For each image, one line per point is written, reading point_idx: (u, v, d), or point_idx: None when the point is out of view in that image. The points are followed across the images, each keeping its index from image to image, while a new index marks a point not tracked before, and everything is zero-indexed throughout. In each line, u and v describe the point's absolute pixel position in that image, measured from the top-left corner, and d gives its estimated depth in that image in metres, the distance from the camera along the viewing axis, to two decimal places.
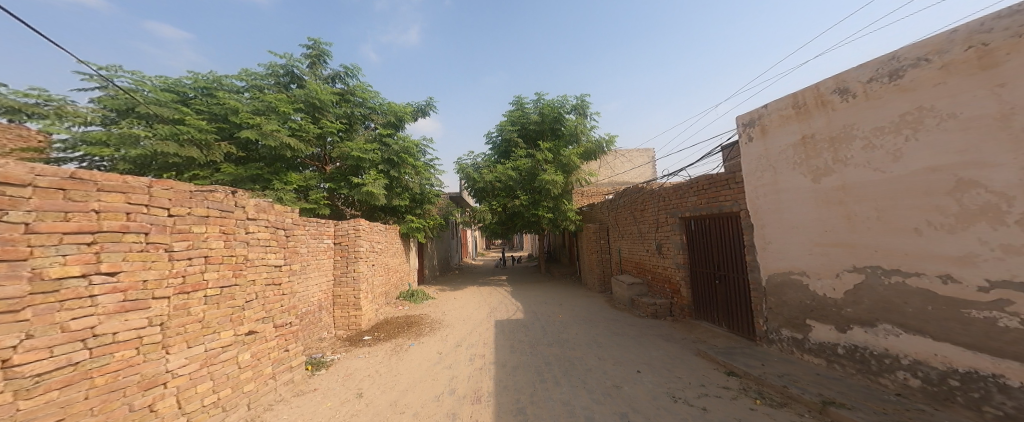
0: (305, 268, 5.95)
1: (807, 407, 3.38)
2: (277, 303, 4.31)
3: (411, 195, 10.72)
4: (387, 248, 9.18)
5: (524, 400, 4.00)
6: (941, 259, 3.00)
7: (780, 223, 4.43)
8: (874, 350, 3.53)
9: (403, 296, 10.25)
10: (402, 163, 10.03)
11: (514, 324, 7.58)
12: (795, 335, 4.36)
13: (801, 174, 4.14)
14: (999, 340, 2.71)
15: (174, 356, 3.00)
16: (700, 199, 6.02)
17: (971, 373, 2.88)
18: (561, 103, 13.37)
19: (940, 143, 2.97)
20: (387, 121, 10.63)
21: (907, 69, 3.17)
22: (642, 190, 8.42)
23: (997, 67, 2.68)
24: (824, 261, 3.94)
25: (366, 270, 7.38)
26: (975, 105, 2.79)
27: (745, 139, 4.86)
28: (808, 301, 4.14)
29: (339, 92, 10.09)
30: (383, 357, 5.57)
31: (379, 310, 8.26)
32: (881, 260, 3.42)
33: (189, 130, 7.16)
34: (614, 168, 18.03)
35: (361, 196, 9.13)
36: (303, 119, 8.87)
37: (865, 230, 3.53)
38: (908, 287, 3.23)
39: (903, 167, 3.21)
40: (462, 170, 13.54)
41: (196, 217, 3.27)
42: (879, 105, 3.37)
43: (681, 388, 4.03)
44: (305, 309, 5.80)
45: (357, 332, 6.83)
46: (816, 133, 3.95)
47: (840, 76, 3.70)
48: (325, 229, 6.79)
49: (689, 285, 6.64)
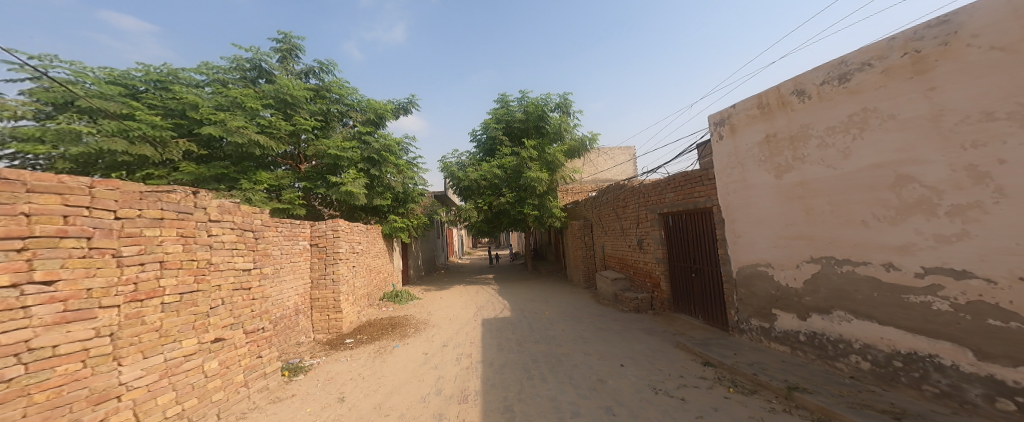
0: (279, 271, 5.78)
1: (775, 393, 3.55)
2: (248, 308, 4.18)
3: (393, 194, 10.65)
4: (368, 249, 9.00)
5: (511, 397, 4.03)
6: (885, 249, 3.21)
7: (748, 217, 4.63)
8: (830, 336, 3.75)
9: (387, 297, 10.11)
10: (384, 162, 9.91)
11: (501, 322, 7.60)
12: (762, 324, 4.57)
13: (765, 171, 4.33)
14: (934, 322, 2.94)
15: (128, 368, 2.85)
16: (677, 196, 6.21)
17: (911, 354, 3.11)
18: (544, 101, 13.49)
19: (882, 142, 3.18)
20: (366, 119, 10.49)
21: (854, 73, 3.36)
22: (622, 188, 8.60)
23: (929, 72, 2.87)
24: (786, 252, 4.14)
25: (346, 271, 7.21)
26: (909, 107, 3.00)
27: (717, 138, 5.04)
28: (774, 292, 4.35)
29: (314, 88, 9.81)
30: (366, 360, 5.50)
31: (362, 312, 8.13)
32: (835, 251, 3.64)
33: (139, 126, 6.72)
34: (597, 166, 18.34)
35: (340, 196, 8.95)
36: (273, 116, 8.52)
37: (821, 223, 3.74)
38: (858, 275, 3.45)
39: (854, 164, 3.40)
40: (446, 168, 13.52)
41: (148, 219, 3.10)
42: (832, 106, 3.57)
43: (662, 380, 4.15)
44: (280, 314, 5.64)
45: (339, 335, 6.68)
46: (778, 132, 4.14)
47: (798, 78, 3.89)
48: (300, 230, 6.59)
49: (668, 279, 6.85)
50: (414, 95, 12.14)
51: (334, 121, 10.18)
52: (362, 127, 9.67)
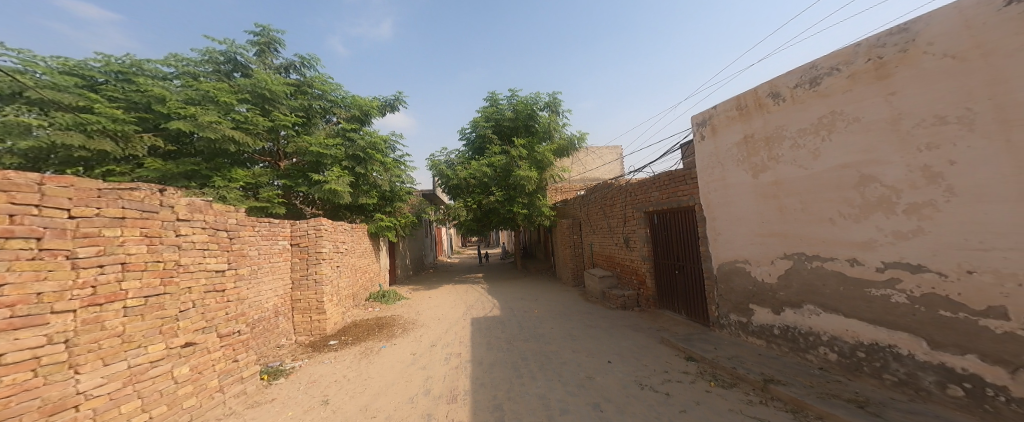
0: (257, 272, 5.61)
1: (752, 386, 3.68)
2: (222, 310, 4.06)
3: (380, 193, 10.51)
4: (353, 249, 8.85)
5: (500, 396, 4.03)
6: (850, 245, 3.36)
7: (728, 216, 4.77)
8: (801, 329, 3.90)
9: (373, 297, 9.96)
10: (370, 160, 9.73)
11: (490, 321, 7.59)
12: (740, 319, 4.72)
13: (743, 170, 4.46)
14: (893, 314, 3.10)
15: (87, 376, 2.71)
16: (662, 195, 6.33)
17: (873, 344, 3.27)
18: (534, 99, 13.54)
19: (848, 144, 3.33)
20: (351, 115, 10.36)
21: (824, 77, 3.50)
22: (610, 187, 8.71)
23: (890, 78, 3.02)
24: (762, 249, 4.29)
25: (330, 272, 7.06)
26: (872, 110, 3.15)
27: (699, 138, 5.16)
28: (751, 287, 4.49)
29: (295, 83, 9.56)
30: (351, 361, 5.40)
31: (347, 312, 7.99)
32: (806, 248, 3.79)
33: (98, 120, 6.32)
34: (586, 165, 18.53)
35: (324, 194, 8.75)
36: (250, 111, 8.23)
37: (794, 221, 3.89)
38: (827, 270, 3.59)
39: (823, 164, 3.55)
40: (435, 167, 13.43)
41: (107, 219, 2.94)
42: (803, 108, 3.71)
43: (647, 375, 4.23)
44: (258, 315, 5.48)
45: (322, 337, 6.55)
46: (755, 133, 4.27)
47: (774, 81, 4.01)
48: (280, 229, 6.42)
49: (653, 276, 6.99)
50: (402, 92, 12.02)
51: (317, 117, 9.96)
52: (346, 125, 9.48)
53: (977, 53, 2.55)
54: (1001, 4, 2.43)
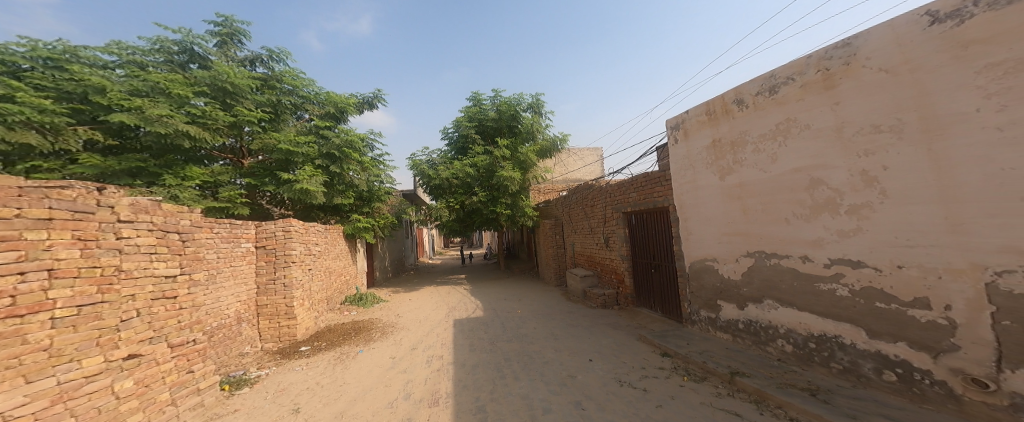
0: (215, 277, 5.26)
1: (721, 379, 3.86)
2: (173, 319, 3.78)
3: (356, 192, 10.35)
4: (327, 250, 8.53)
5: (483, 397, 4.00)
6: (802, 243, 3.62)
7: (698, 216, 4.99)
8: (762, 322, 4.14)
9: (349, 301, 9.63)
10: (346, 158, 9.43)
11: (473, 322, 7.53)
12: (710, 315, 4.94)
13: (712, 173, 4.68)
14: (838, 307, 3.35)
15: (5, 395, 2.42)
16: (640, 195, 6.52)
17: (822, 335, 3.53)
18: (517, 100, 13.63)
19: (801, 149, 3.58)
20: (325, 112, 10.03)
21: (781, 86, 3.74)
22: (591, 187, 8.87)
23: (835, 88, 3.27)
24: (728, 248, 4.52)
25: (301, 275, 6.73)
26: (820, 118, 3.40)
27: (673, 141, 5.36)
28: (718, 284, 4.72)
29: (261, 77, 9.07)
30: (325, 368, 5.17)
31: (320, 317, 7.67)
32: (765, 246, 4.03)
33: (21, 110, 5.58)
34: (567, 166, 18.82)
35: (295, 194, 8.36)
36: (207, 105, 7.60)
37: (755, 221, 4.13)
38: (783, 267, 3.85)
39: (780, 168, 3.79)
40: (415, 166, 13.23)
41: (30, 220, 2.65)
42: (763, 115, 3.95)
43: (627, 372, 4.34)
44: (217, 323, 5.15)
45: (292, 343, 6.24)
46: (722, 137, 4.50)
47: (739, 89, 4.25)
48: (242, 231, 6.05)
49: (631, 275, 7.19)
50: (382, 90, 11.65)
51: (286, 114, 9.52)
52: (319, 121, 9.10)
53: (905, 68, 2.82)
54: (926, 24, 2.70)
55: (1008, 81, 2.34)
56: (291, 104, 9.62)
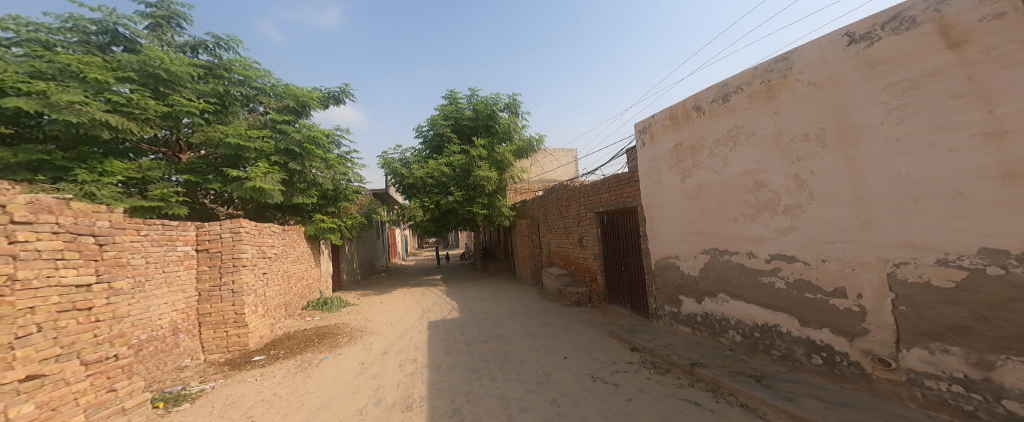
0: (145, 283, 4.76)
1: (682, 370, 4.09)
2: (88, 333, 3.35)
3: (319, 191, 10.06)
4: (285, 253, 8.06)
5: (459, 399, 3.94)
6: (748, 240, 3.96)
7: (662, 216, 5.26)
8: (716, 315, 4.46)
9: (313, 305, 9.13)
10: (308, 155, 9.16)
11: (448, 324, 7.40)
12: (673, 309, 5.22)
13: (674, 175, 4.96)
14: (778, 298, 3.69)
15: None
16: (611, 195, 6.74)
17: (765, 325, 3.87)
18: (494, 100, 13.79)
19: (748, 154, 3.90)
20: (283, 106, 9.51)
21: (733, 94, 4.05)
22: (565, 187, 9.04)
23: (775, 99, 3.60)
24: (687, 245, 4.81)
25: (253, 280, 6.24)
26: (763, 126, 3.73)
27: (641, 144, 5.58)
28: (679, 280, 5.01)
29: (205, 65, 8.30)
30: (283, 377, 4.84)
31: (278, 324, 7.19)
32: (719, 243, 4.35)
33: None
34: (543, 166, 19.26)
35: (247, 193, 7.84)
36: (134, 91, 6.75)
37: (710, 220, 4.43)
38: (733, 263, 4.17)
39: (731, 170, 4.11)
40: (387, 164, 13.00)
41: None
42: (717, 121, 4.25)
43: (599, 368, 4.47)
44: (146, 335, 4.64)
45: (244, 354, 5.79)
46: (683, 141, 4.77)
47: (697, 96, 4.52)
48: (178, 232, 5.48)
49: (603, 273, 7.42)
50: (349, 84, 11.16)
51: (236, 105, 8.79)
52: (276, 115, 8.63)
53: (829, 83, 3.16)
54: (845, 43, 3.04)
55: (905, 99, 2.69)
56: (242, 95, 8.91)
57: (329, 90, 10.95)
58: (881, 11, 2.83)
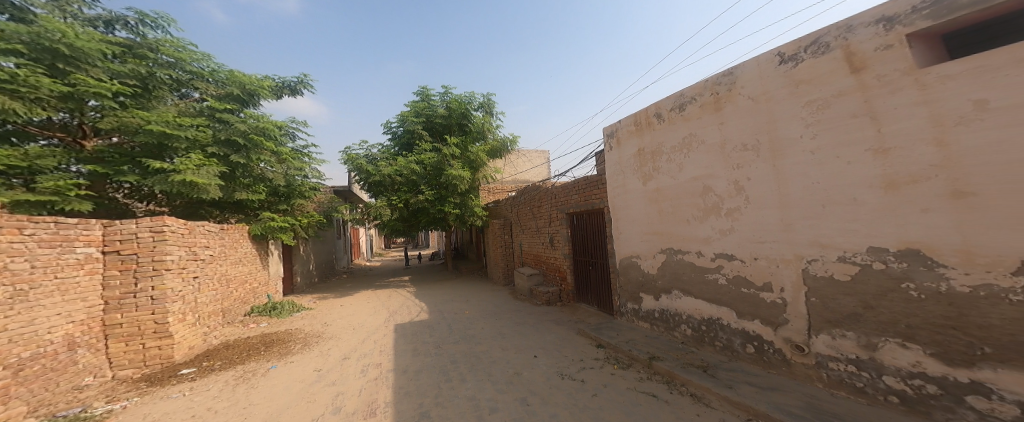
0: (31, 293, 4.14)
1: (642, 364, 4.40)
2: None
3: (265, 187, 9.47)
4: (223, 254, 7.57)
5: (427, 403, 3.89)
6: (698, 240, 4.48)
7: (625, 217, 5.69)
8: (670, 311, 4.95)
9: (257, 310, 8.63)
10: (256, 147, 8.65)
11: (417, 326, 7.25)
12: (634, 307, 5.61)
13: (637, 178, 5.40)
14: (720, 294, 4.23)
15: None
16: (581, 197, 7.01)
17: (710, 319, 4.40)
18: (468, 99, 13.70)
19: (699, 161, 4.42)
20: (224, 93, 8.60)
21: (687, 104, 4.55)
22: (537, 188, 9.17)
23: (722, 111, 4.13)
24: (648, 245, 5.27)
25: (179, 286, 5.74)
26: (712, 135, 4.26)
27: (608, 147, 6.01)
28: (640, 278, 5.44)
29: (122, 43, 7.08)
30: (218, 391, 4.52)
31: (211, 333, 6.66)
32: (674, 243, 4.84)
33: None
34: (516, 167, 19.62)
35: (173, 187, 7.08)
36: (24, 67, 5.57)
37: (667, 221, 4.92)
38: (685, 261, 4.68)
39: (685, 175, 4.61)
40: (351, 160, 12.45)
41: None
42: (675, 129, 4.73)
43: (567, 365, 4.63)
44: (30, 352, 4.01)
45: (170, 367, 5.32)
46: (646, 147, 5.21)
47: (658, 105, 4.98)
48: (81, 232, 4.83)
49: (573, 272, 7.61)
50: (308, 75, 10.41)
51: (163, 90, 7.67)
52: (216, 103, 7.93)
53: (763, 98, 3.71)
54: (778, 62, 3.56)
55: (819, 116, 3.24)
56: (171, 78, 7.80)
57: (282, 80, 10.33)
58: (803, 37, 3.35)
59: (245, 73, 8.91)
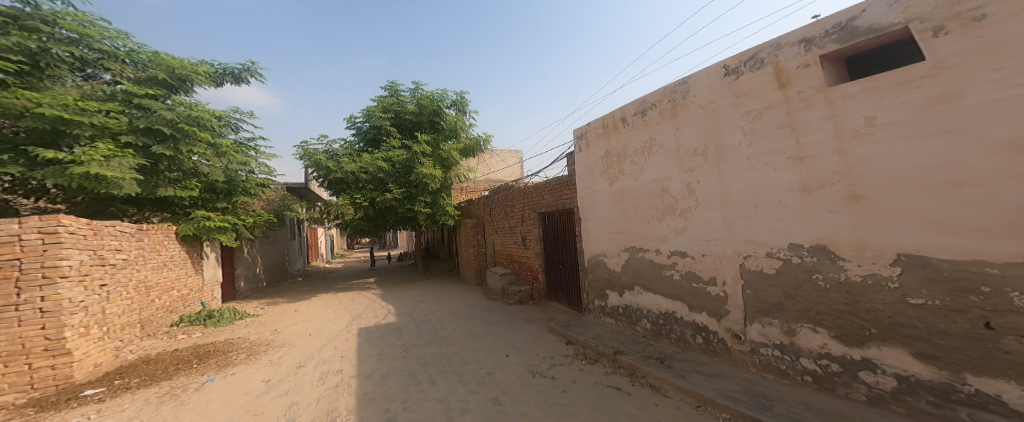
0: None
1: (608, 359, 4.58)
2: None
3: (201, 182, 8.29)
4: (137, 257, 6.46)
5: (394, 407, 3.72)
6: (655, 238, 4.66)
7: (594, 217, 5.82)
8: (632, 306, 5.15)
9: (187, 319, 7.57)
10: (186, 137, 7.55)
11: (385, 329, 6.87)
12: (602, 304, 5.83)
13: (605, 179, 5.55)
14: (673, 289, 4.46)
15: None
16: (552, 198, 7.00)
17: (666, 314, 4.59)
18: (440, 96, 13.03)
19: (658, 164, 4.59)
20: (146, 77, 7.29)
21: (648, 110, 4.70)
22: (511, 188, 8.97)
23: (676, 117, 4.30)
24: (613, 243, 5.42)
25: (81, 296, 4.85)
26: (667, 139, 4.44)
27: (578, 149, 6.13)
28: (606, 276, 5.64)
29: (4, 11, 5.71)
30: (138, 410, 3.93)
31: (126, 347, 5.71)
32: (636, 242, 5.01)
33: None
34: (489, 166, 19.39)
35: (71, 181, 5.89)
36: None
37: (631, 221, 5.07)
38: (646, 259, 4.86)
39: (646, 177, 4.78)
40: (308, 155, 11.33)
41: None
42: (638, 132, 4.88)
43: (538, 363, 4.69)
44: None
45: (75, 386, 4.50)
46: (613, 149, 5.35)
47: (623, 109, 5.13)
48: None
49: (544, 271, 7.67)
50: (252, 61, 9.53)
51: (61, 69, 6.26)
52: (132, 86, 6.68)
53: (711, 107, 3.89)
54: (723, 74, 3.76)
55: (754, 125, 3.49)
56: (73, 55, 6.38)
57: (225, 67, 9.26)
58: (743, 51, 3.57)
59: (177, 57, 7.61)
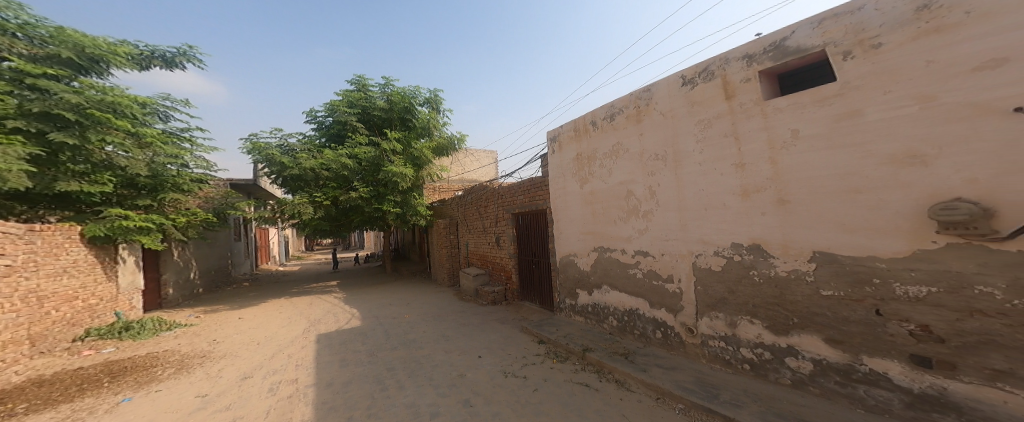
0: None
1: (577, 356, 4.50)
2: None
3: (116, 176, 7.00)
4: (25, 261, 5.34)
5: (358, 415, 3.39)
6: (621, 239, 4.69)
7: (566, 218, 5.72)
8: (600, 304, 5.12)
9: (96, 333, 6.37)
10: (98, 124, 6.32)
11: (348, 334, 6.32)
12: (571, 302, 5.74)
13: (575, 181, 5.49)
14: (637, 286, 4.49)
15: None
16: (526, 198, 6.85)
17: (631, 311, 4.60)
18: (412, 92, 12.37)
19: (624, 167, 4.62)
20: (48, 56, 6.10)
21: (615, 115, 4.74)
22: (485, 187, 8.68)
23: (641, 122, 4.38)
24: (583, 244, 5.37)
25: None
26: (631, 143, 4.51)
27: (551, 151, 6.01)
28: (576, 275, 5.58)
29: None
30: None
31: (8, 371, 4.78)
32: (605, 243, 4.98)
33: None
34: (464, 166, 18.94)
35: None
36: None
37: (599, 222, 5.05)
38: (612, 258, 4.86)
39: (613, 180, 4.79)
40: (257, 149, 10.31)
41: None
42: (606, 136, 4.90)
43: (511, 363, 4.49)
44: None
45: None
46: (584, 152, 5.31)
47: (593, 113, 5.14)
48: None
49: (517, 271, 7.49)
50: (193, 46, 8.43)
51: None
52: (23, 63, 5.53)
53: (671, 114, 4.01)
54: (680, 84, 3.90)
55: (705, 133, 3.68)
56: None
57: (159, 51, 8.13)
58: (697, 63, 3.74)
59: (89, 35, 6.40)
